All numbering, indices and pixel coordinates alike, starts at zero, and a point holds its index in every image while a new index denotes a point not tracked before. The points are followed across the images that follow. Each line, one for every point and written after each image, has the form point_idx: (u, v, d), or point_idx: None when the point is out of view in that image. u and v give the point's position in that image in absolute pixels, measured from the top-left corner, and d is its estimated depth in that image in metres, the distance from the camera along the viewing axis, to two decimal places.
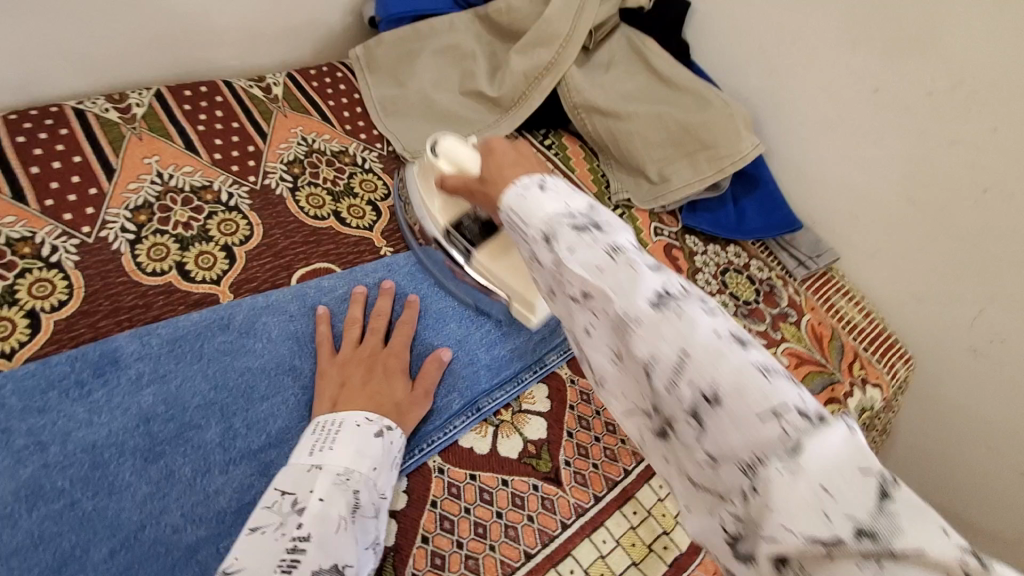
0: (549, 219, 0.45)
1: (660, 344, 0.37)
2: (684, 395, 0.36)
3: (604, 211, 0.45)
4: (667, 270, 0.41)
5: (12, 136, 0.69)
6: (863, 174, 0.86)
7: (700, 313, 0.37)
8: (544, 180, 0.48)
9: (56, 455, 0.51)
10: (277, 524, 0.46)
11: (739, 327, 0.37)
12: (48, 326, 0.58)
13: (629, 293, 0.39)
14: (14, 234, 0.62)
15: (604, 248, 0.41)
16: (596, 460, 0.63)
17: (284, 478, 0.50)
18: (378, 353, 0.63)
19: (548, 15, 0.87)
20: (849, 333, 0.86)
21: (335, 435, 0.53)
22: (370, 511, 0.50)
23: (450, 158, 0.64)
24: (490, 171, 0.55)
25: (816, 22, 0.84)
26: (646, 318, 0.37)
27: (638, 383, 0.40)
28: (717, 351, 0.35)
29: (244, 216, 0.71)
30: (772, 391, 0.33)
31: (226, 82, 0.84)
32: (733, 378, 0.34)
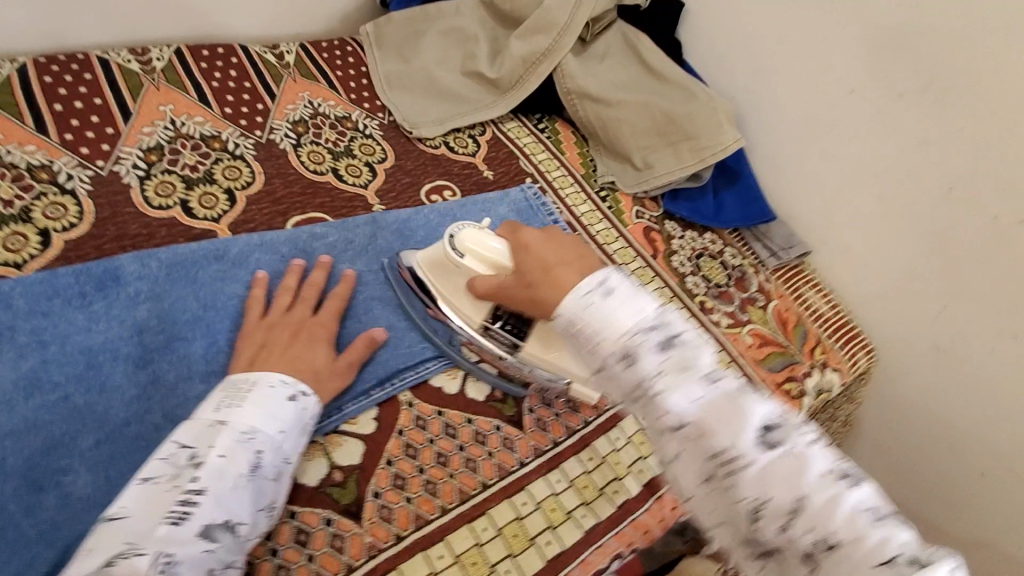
0: (627, 338, 0.45)
1: (773, 486, 0.39)
2: (799, 538, 0.38)
3: (677, 321, 0.47)
4: (758, 395, 0.44)
5: (39, 76, 0.74)
6: (839, 172, 0.90)
7: (806, 448, 0.41)
8: (606, 280, 0.48)
9: (55, 353, 0.55)
10: (171, 476, 0.47)
11: (841, 462, 0.41)
12: (57, 243, 0.63)
13: (734, 430, 0.41)
14: (34, 161, 0.68)
15: (702, 377, 0.44)
16: (558, 410, 0.67)
17: (185, 431, 0.50)
18: (305, 322, 0.62)
19: (548, 4, 0.92)
20: (814, 323, 0.90)
21: (245, 393, 0.53)
22: (270, 472, 0.51)
23: (477, 253, 0.62)
24: (534, 270, 0.55)
25: (799, 25, 0.89)
26: (756, 460, 0.40)
27: (730, 511, 0.41)
28: (831, 493, 0.39)
29: (248, 164, 0.76)
30: (887, 535, 0.37)
31: (242, 46, 0.90)
32: (847, 524, 0.37)
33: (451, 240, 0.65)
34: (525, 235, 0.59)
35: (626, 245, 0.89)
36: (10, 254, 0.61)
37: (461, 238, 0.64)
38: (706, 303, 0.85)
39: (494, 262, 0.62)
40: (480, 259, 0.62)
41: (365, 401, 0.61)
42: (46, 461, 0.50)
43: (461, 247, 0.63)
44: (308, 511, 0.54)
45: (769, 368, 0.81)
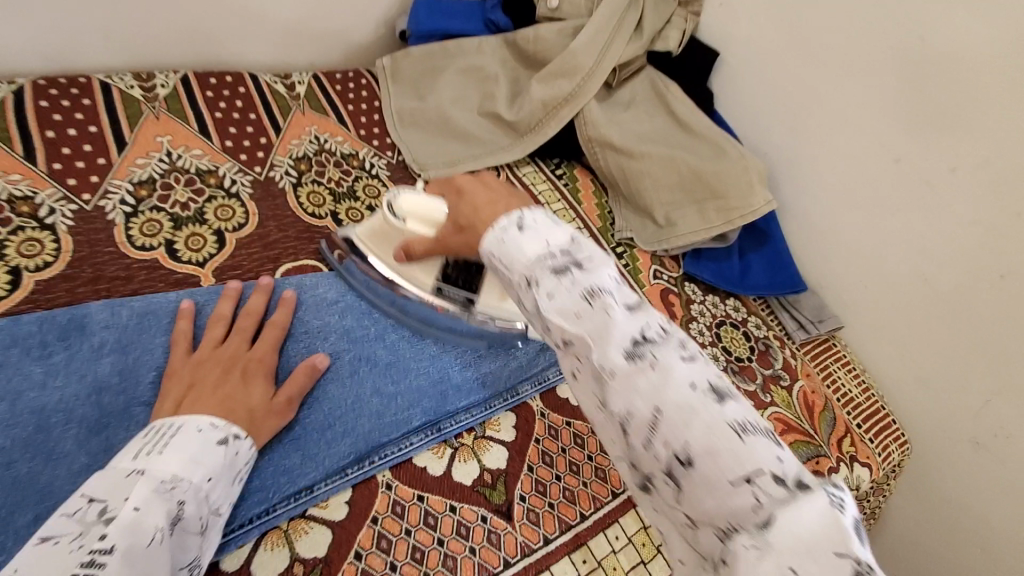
0: (531, 263, 0.45)
1: (636, 400, 0.38)
2: (660, 454, 0.37)
3: (585, 247, 0.46)
4: (647, 310, 0.42)
5: (35, 99, 0.71)
6: (879, 243, 0.83)
7: (676, 363, 0.38)
8: (521, 217, 0.48)
9: (4, 413, 0.51)
10: (76, 535, 0.39)
11: (719, 378, 0.38)
12: (27, 284, 0.58)
13: (605, 342, 0.40)
14: (16, 192, 0.64)
15: (581, 291, 0.42)
16: (553, 500, 0.60)
17: (95, 484, 0.43)
18: (241, 357, 0.58)
19: (574, 47, 0.87)
20: (843, 407, 0.83)
21: (168, 439, 0.47)
22: (194, 525, 0.45)
23: (416, 215, 0.65)
24: (469, 213, 0.54)
25: (841, 86, 0.83)
26: (621, 371, 0.39)
27: (614, 434, 0.40)
28: (691, 405, 0.36)
29: (242, 204, 0.72)
30: (748, 453, 0.34)
31: (253, 75, 0.86)
32: (705, 438, 0.35)
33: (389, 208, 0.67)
34: (456, 180, 0.58)
35: None
36: None
37: (401, 203, 0.66)
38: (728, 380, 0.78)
39: (430, 218, 0.64)
40: (417, 218, 0.65)
41: (339, 481, 0.55)
42: None
43: (402, 213, 0.66)
44: None
45: None
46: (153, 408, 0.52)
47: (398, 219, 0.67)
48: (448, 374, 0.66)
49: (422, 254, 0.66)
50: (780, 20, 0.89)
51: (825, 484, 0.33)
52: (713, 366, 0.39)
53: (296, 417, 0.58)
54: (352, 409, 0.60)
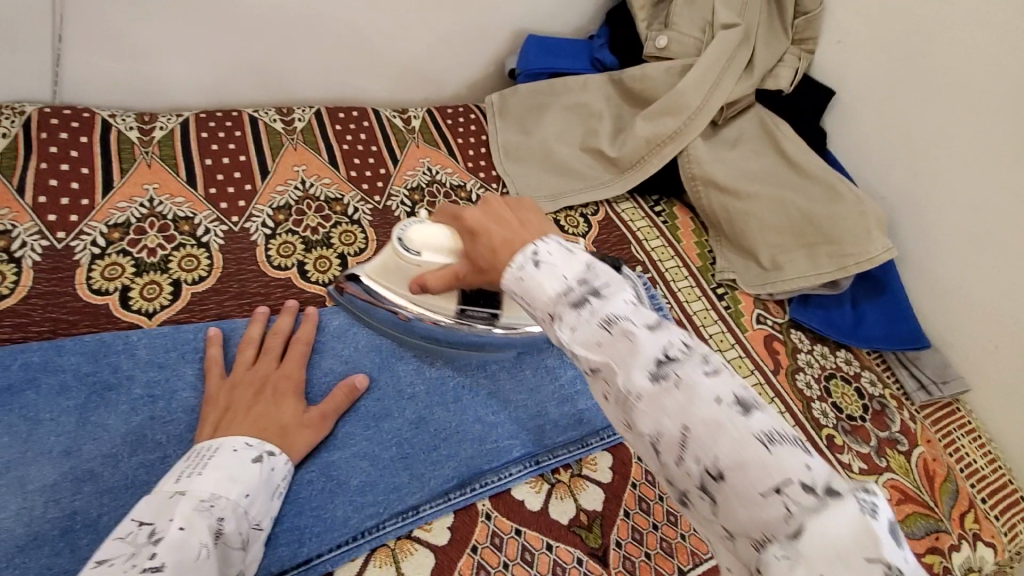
0: (553, 300, 0.42)
1: (664, 420, 0.35)
2: (692, 470, 0.34)
3: (601, 271, 0.43)
4: (668, 326, 0.39)
5: (198, 131, 0.81)
6: (1016, 305, 0.75)
7: (699, 377, 0.36)
8: (535, 251, 0.45)
9: (162, 410, 0.57)
10: (127, 556, 0.40)
11: (744, 388, 0.36)
12: (186, 295, 0.66)
13: (629, 366, 0.37)
14: (180, 213, 0.73)
15: (599, 321, 0.39)
16: (650, 550, 0.59)
17: (141, 509, 0.44)
18: (271, 374, 0.60)
19: (681, 87, 0.88)
20: (967, 479, 0.76)
21: (207, 460, 0.49)
22: (236, 540, 0.46)
23: (431, 248, 0.59)
24: (486, 256, 0.50)
25: (974, 130, 0.77)
26: (646, 394, 0.36)
27: (643, 452, 0.38)
28: (717, 420, 0.34)
29: (363, 230, 0.78)
30: (776, 463, 0.32)
31: (375, 110, 0.93)
32: (734, 451, 0.33)
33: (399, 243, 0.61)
34: (467, 219, 0.52)
35: (742, 354, 0.80)
36: (145, 302, 0.65)
37: (408, 235, 0.60)
38: (837, 439, 0.73)
39: (444, 250, 0.58)
40: (433, 251, 0.59)
41: (443, 505, 0.57)
42: None
43: (412, 247, 0.60)
44: None
45: (910, 533, 0.68)
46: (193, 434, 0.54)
47: (410, 254, 0.60)
48: (545, 409, 0.67)
49: (441, 289, 0.58)
50: (908, 59, 0.84)
51: (859, 489, 0.31)
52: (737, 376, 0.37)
53: (403, 437, 0.61)
54: (455, 434, 0.62)
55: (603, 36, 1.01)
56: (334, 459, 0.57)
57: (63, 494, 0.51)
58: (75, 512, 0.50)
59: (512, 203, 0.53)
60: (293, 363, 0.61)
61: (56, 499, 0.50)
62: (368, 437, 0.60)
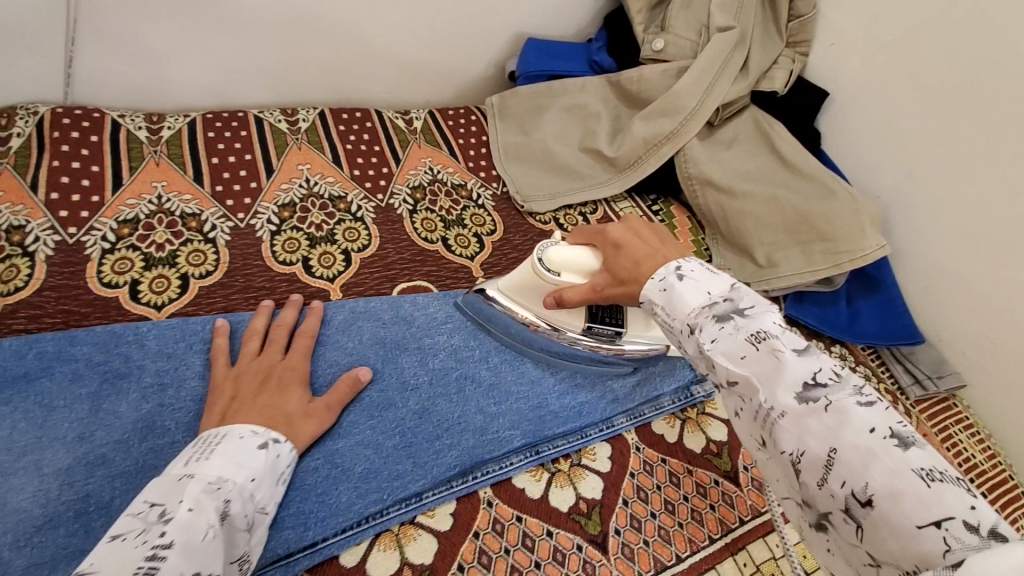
0: (695, 312, 0.47)
1: (809, 440, 0.38)
2: (837, 492, 0.37)
3: (747, 294, 0.47)
4: (816, 353, 0.42)
5: (204, 131, 0.83)
6: (1010, 299, 0.77)
7: (851, 406, 0.38)
8: (680, 267, 0.51)
9: (171, 398, 0.58)
10: (139, 531, 0.42)
11: (902, 423, 0.37)
12: (194, 289, 0.68)
13: (774, 384, 0.41)
14: (187, 210, 0.74)
15: (747, 335, 0.43)
16: (648, 537, 0.60)
17: (153, 490, 0.46)
18: (277, 365, 0.61)
19: (677, 88, 0.90)
20: (965, 473, 0.77)
21: (215, 445, 0.50)
22: (241, 523, 0.48)
23: (571, 267, 0.63)
24: (627, 270, 0.56)
25: (964, 129, 0.79)
26: (791, 413, 0.40)
27: (785, 471, 0.41)
28: (870, 450, 0.36)
29: (367, 227, 0.80)
30: (935, 499, 0.33)
31: (378, 112, 0.95)
32: (886, 480, 0.35)
33: (538, 262, 0.65)
34: (612, 234, 0.59)
35: None
36: (154, 295, 0.67)
37: (550, 257, 0.64)
38: None
39: (584, 269, 0.63)
40: (574, 271, 0.64)
41: (445, 492, 0.59)
42: None
43: (553, 268, 0.64)
44: None
45: None
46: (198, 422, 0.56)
47: (552, 275, 0.64)
48: (545, 400, 0.68)
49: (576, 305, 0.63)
50: (899, 61, 0.86)
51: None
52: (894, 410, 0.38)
53: (406, 426, 0.62)
54: (457, 424, 0.63)
55: (601, 39, 1.03)
56: (339, 446, 0.59)
57: (77, 478, 0.52)
58: (88, 495, 0.51)
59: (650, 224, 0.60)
60: (298, 355, 0.63)
61: (70, 482, 0.52)
62: (371, 426, 0.61)
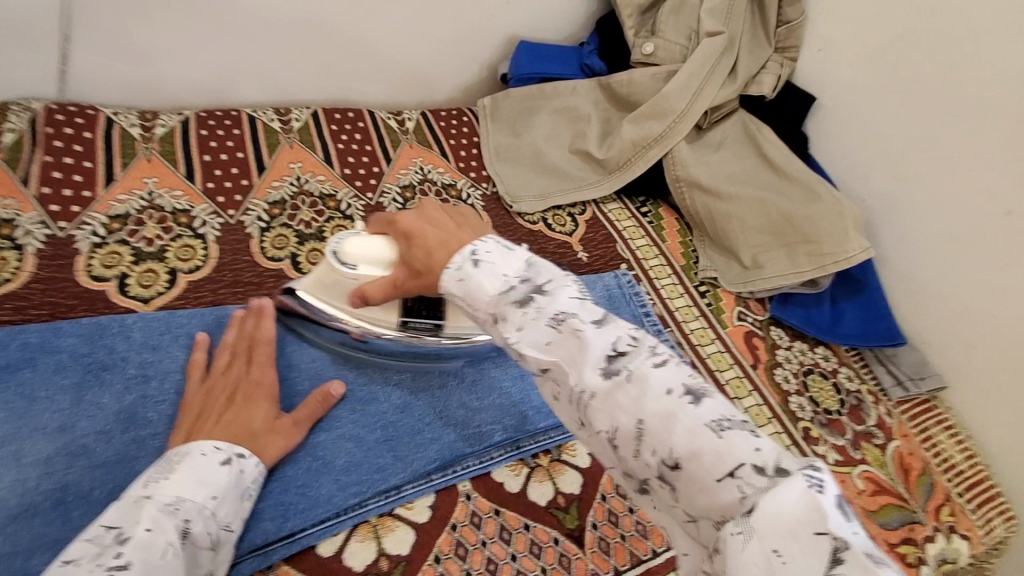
0: (494, 300, 0.46)
1: (620, 416, 0.39)
2: (650, 461, 0.38)
3: (543, 270, 0.47)
4: (612, 322, 0.43)
5: (197, 129, 0.84)
6: (990, 302, 0.78)
7: (649, 371, 0.39)
8: (474, 250, 0.48)
9: (154, 390, 0.59)
10: (93, 556, 0.41)
11: (692, 378, 0.39)
12: (182, 283, 0.69)
13: (581, 365, 0.41)
14: (178, 205, 0.75)
15: (548, 320, 0.43)
16: (625, 532, 0.61)
17: (110, 513, 0.45)
18: (241, 381, 0.59)
19: (666, 91, 0.91)
20: (943, 473, 0.77)
21: (175, 465, 0.49)
22: (204, 541, 0.47)
23: (368, 259, 0.59)
24: (422, 259, 0.52)
25: (949, 135, 0.80)
26: (600, 392, 0.40)
27: (603, 449, 0.41)
28: (669, 412, 0.37)
29: (355, 225, 0.80)
30: (727, 448, 0.35)
31: (370, 112, 0.96)
32: (686, 441, 0.36)
33: (333, 256, 0.61)
34: (401, 223, 0.56)
35: (722, 350, 0.82)
36: (142, 288, 0.67)
37: (344, 250, 0.60)
38: (813, 432, 0.76)
39: (381, 260, 0.59)
40: (372, 263, 0.59)
41: (424, 485, 0.59)
42: None
43: (349, 261, 0.60)
44: None
45: (883, 523, 0.69)
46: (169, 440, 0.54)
47: (348, 269, 0.60)
48: (528, 396, 0.68)
49: (381, 300, 0.59)
50: (885, 67, 0.87)
51: (811, 467, 0.34)
52: (684, 366, 0.40)
53: (388, 419, 0.63)
54: (439, 418, 0.64)
55: (593, 43, 1.04)
56: (321, 440, 0.59)
57: (57, 467, 0.53)
58: (68, 485, 0.52)
59: (448, 209, 0.56)
60: (264, 366, 0.60)
61: (51, 472, 0.52)
62: (354, 419, 0.62)
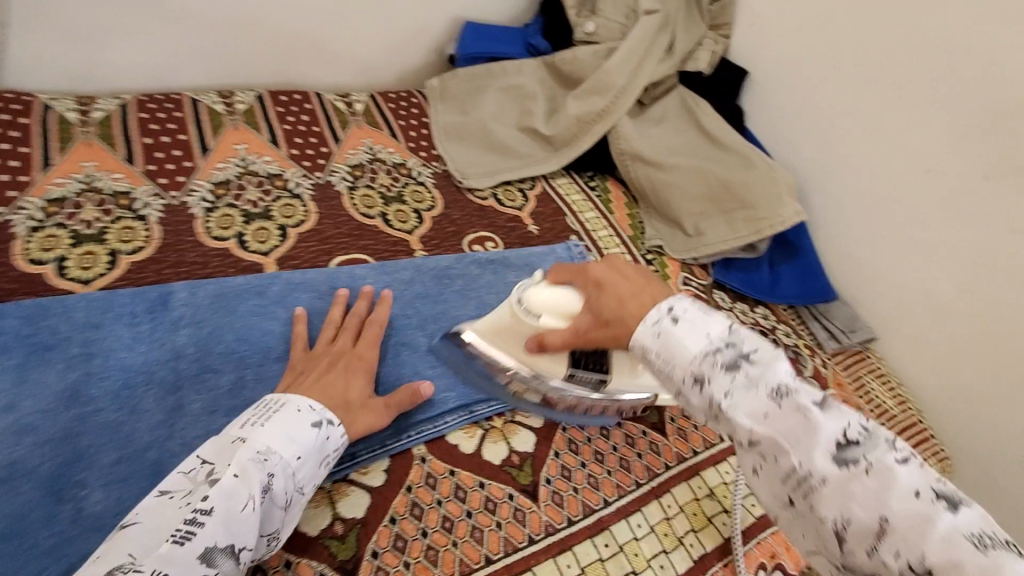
0: (700, 362, 0.49)
1: (854, 506, 0.41)
2: (890, 561, 0.39)
3: (746, 336, 0.49)
4: (838, 408, 0.45)
5: (137, 112, 0.82)
6: (913, 255, 0.84)
7: (891, 466, 0.41)
8: (671, 307, 0.52)
9: (97, 367, 0.58)
10: (185, 492, 0.46)
11: (940, 482, 0.40)
12: (124, 264, 0.68)
13: (809, 447, 0.43)
14: (118, 188, 0.74)
15: (769, 393, 0.45)
16: (577, 485, 0.63)
17: (208, 447, 0.49)
18: (346, 352, 0.63)
19: (607, 67, 0.94)
20: (878, 418, 0.82)
21: (272, 413, 0.52)
22: (280, 499, 0.49)
23: (553, 309, 0.61)
24: (613, 309, 0.55)
25: (869, 100, 0.86)
26: (832, 478, 0.42)
27: (822, 534, 0.43)
28: (922, 515, 0.39)
29: (304, 204, 0.80)
30: (993, 563, 0.36)
31: (317, 94, 0.96)
32: (940, 549, 0.37)
33: (517, 302, 0.63)
34: (593, 272, 0.58)
35: None
36: (82, 270, 0.66)
37: (528, 298, 0.62)
38: None
39: (567, 311, 0.60)
40: (557, 313, 0.61)
41: (379, 451, 0.60)
42: (68, 474, 0.52)
43: (532, 309, 0.62)
44: (303, 562, 0.52)
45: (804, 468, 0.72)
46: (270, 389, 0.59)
47: (531, 317, 0.62)
48: None
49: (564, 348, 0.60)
50: (809, 39, 0.92)
51: None
52: (927, 467, 0.41)
53: None
54: (393, 386, 0.65)
55: (536, 23, 1.07)
56: None
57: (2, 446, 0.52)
58: (15, 462, 0.52)
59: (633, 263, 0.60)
60: (366, 345, 0.64)
61: None
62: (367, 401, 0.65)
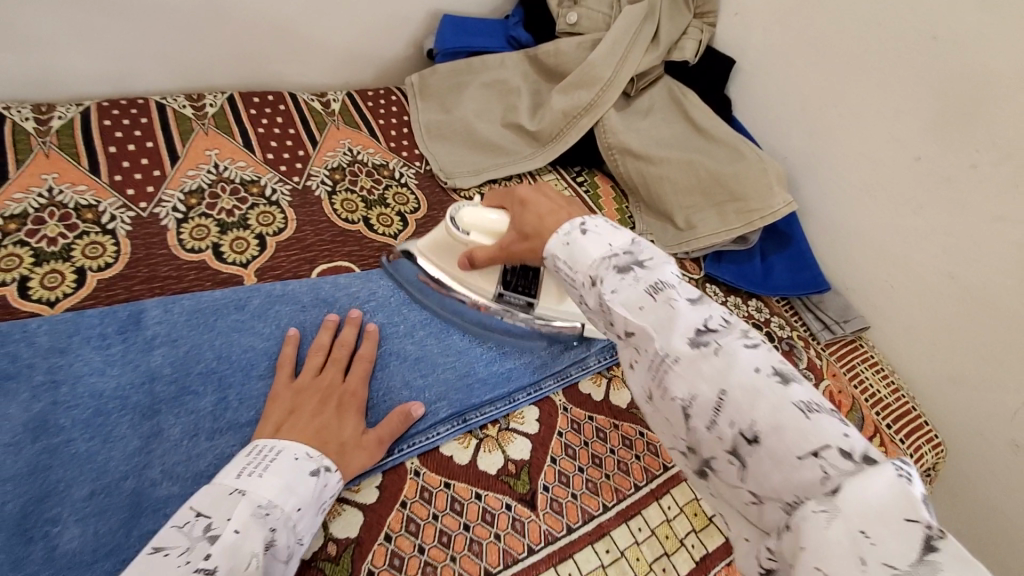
0: (596, 264, 0.47)
1: (701, 384, 0.39)
2: (725, 434, 0.38)
3: (646, 247, 0.47)
4: (708, 303, 0.43)
5: (100, 119, 0.78)
6: (904, 243, 0.82)
7: (739, 348, 0.39)
8: (583, 223, 0.50)
9: (66, 395, 0.55)
10: (182, 549, 0.42)
11: (784, 363, 0.39)
12: (91, 282, 0.64)
13: (668, 331, 0.41)
14: (82, 201, 0.70)
15: (646, 287, 0.44)
16: (576, 491, 0.61)
17: (202, 498, 0.46)
18: (336, 388, 0.60)
19: (592, 60, 0.92)
20: (872, 407, 0.83)
21: (268, 462, 0.50)
22: (281, 554, 0.46)
23: (480, 228, 0.66)
24: (532, 223, 0.56)
25: (857, 87, 0.84)
26: (685, 358, 0.40)
27: (672, 416, 0.41)
28: (759, 389, 0.37)
29: (282, 210, 0.77)
30: (814, 428, 0.35)
31: (291, 94, 0.92)
32: (770, 415, 0.36)
33: (451, 218, 0.68)
34: (519, 191, 0.59)
35: None
36: (46, 291, 0.63)
37: (461, 216, 0.67)
38: None
39: (492, 231, 0.65)
40: (482, 232, 0.66)
41: (371, 468, 0.58)
42: (37, 510, 0.49)
43: (463, 226, 0.67)
44: None
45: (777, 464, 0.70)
46: (256, 428, 0.56)
47: (461, 233, 0.67)
48: (474, 369, 0.68)
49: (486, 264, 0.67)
50: (796, 26, 0.90)
51: (898, 460, 0.33)
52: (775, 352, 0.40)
53: None
54: (384, 400, 0.63)
55: (518, 15, 1.04)
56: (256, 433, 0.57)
57: None
58: None
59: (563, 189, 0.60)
60: (357, 379, 0.62)
61: None
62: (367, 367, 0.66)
